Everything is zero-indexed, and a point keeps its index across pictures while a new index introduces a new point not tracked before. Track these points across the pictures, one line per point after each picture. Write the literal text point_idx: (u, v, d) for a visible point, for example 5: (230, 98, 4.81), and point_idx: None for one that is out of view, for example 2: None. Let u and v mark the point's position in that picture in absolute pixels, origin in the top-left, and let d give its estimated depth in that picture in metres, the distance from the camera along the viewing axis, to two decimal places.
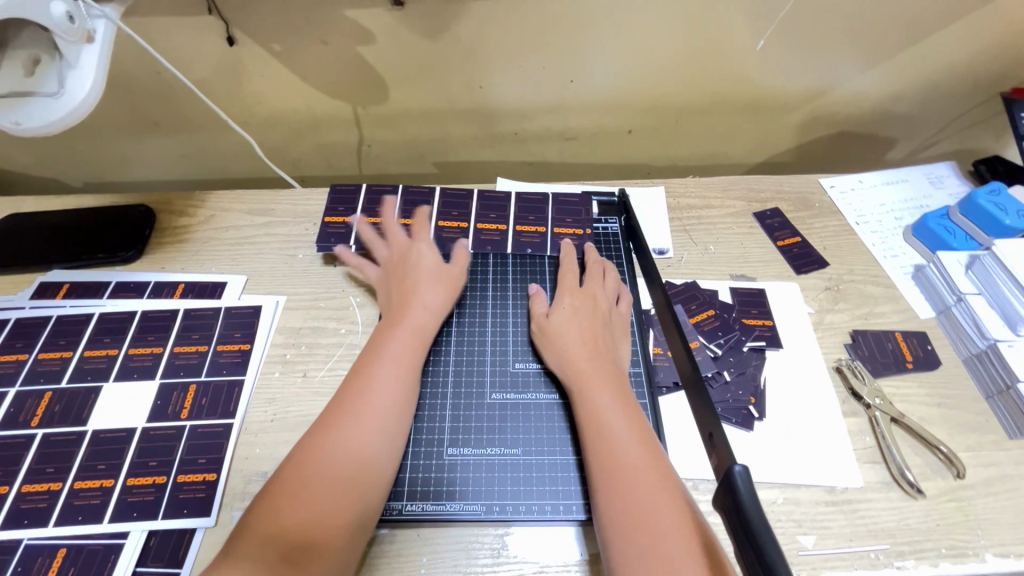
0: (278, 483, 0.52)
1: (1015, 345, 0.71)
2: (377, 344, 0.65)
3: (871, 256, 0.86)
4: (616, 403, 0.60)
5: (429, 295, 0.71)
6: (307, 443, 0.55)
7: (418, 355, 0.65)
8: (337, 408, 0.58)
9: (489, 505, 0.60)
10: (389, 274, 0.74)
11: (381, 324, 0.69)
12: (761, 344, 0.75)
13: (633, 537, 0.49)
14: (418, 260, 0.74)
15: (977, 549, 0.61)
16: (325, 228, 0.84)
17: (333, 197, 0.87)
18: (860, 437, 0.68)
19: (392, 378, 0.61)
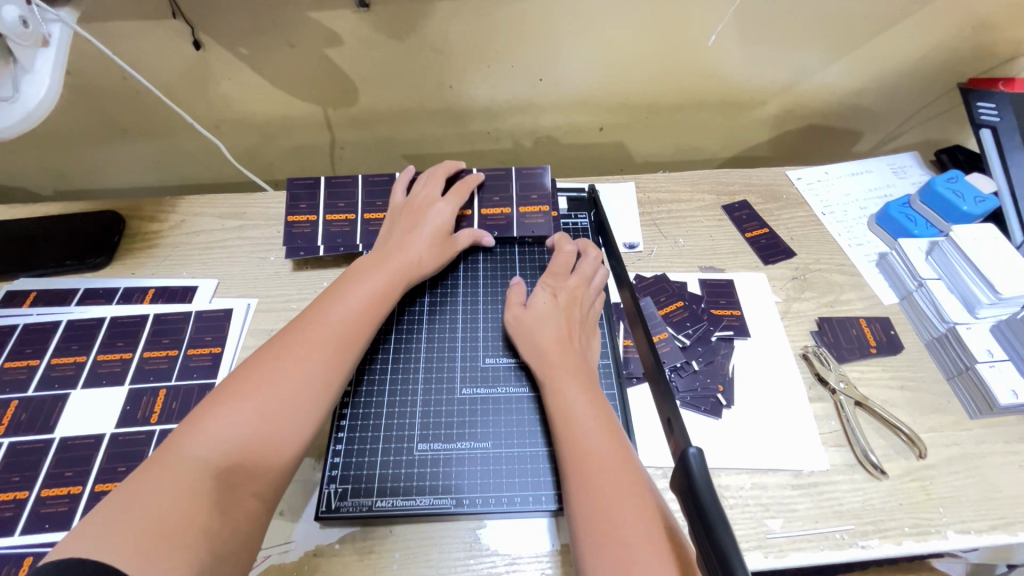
0: (234, 378, 0.53)
1: (973, 327, 0.73)
2: (351, 273, 0.68)
3: (837, 245, 0.88)
4: (587, 390, 0.61)
5: (423, 246, 0.73)
6: (272, 346, 0.57)
7: (393, 289, 0.67)
8: (306, 319, 0.60)
9: (459, 498, 0.60)
10: (397, 218, 0.76)
11: (371, 254, 0.71)
12: (729, 333, 0.77)
13: (596, 521, 0.50)
14: (433, 217, 0.76)
15: (939, 527, 0.62)
16: (290, 228, 0.82)
17: (294, 193, 0.85)
18: (826, 421, 0.70)
19: (357, 304, 0.63)
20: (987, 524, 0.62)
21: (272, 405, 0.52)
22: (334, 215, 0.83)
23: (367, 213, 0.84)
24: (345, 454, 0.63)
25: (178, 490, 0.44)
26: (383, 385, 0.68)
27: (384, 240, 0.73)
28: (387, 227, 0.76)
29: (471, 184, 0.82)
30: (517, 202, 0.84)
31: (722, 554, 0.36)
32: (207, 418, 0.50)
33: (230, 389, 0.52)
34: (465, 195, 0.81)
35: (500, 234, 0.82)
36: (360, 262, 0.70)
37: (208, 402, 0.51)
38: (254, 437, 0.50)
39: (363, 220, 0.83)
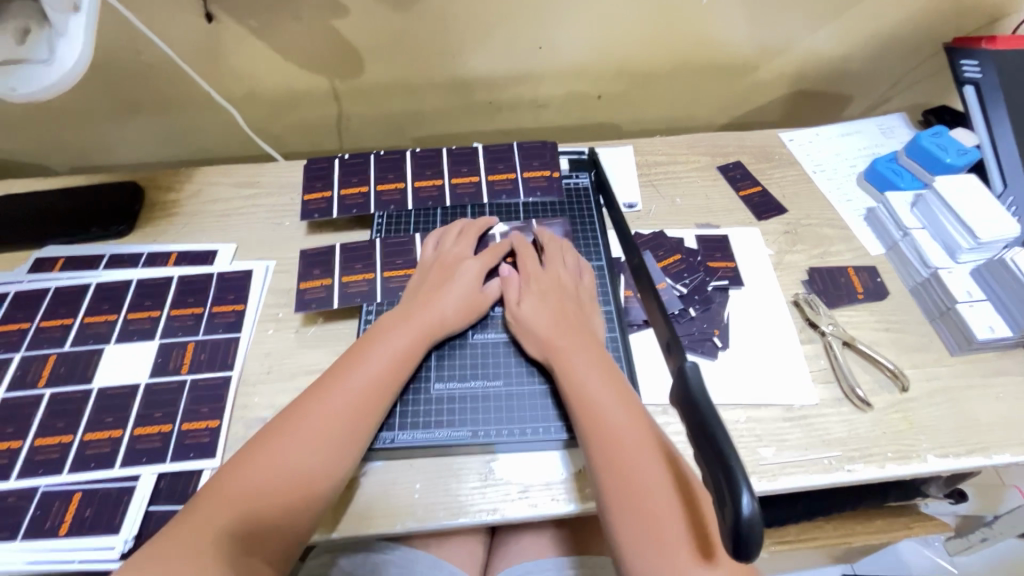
0: (257, 452, 0.57)
1: (954, 271, 0.77)
2: (375, 333, 0.67)
3: (827, 201, 0.92)
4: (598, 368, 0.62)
5: (449, 301, 0.70)
6: (293, 414, 0.60)
7: (411, 356, 0.66)
8: (326, 386, 0.62)
9: (474, 431, 0.65)
10: (426, 274, 0.74)
11: (394, 312, 0.70)
12: (725, 283, 0.81)
13: (628, 510, 0.53)
14: (462, 274, 0.72)
15: (920, 452, 0.67)
16: (305, 205, 0.84)
17: (310, 174, 0.86)
18: (815, 361, 0.74)
19: (370, 379, 0.63)
20: (965, 448, 0.67)
21: (285, 479, 0.55)
22: (351, 276, 0.78)
23: (378, 185, 0.84)
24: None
25: (192, 559, 0.49)
26: None
27: (410, 296, 0.72)
28: (416, 280, 0.74)
29: (506, 249, 0.77)
30: (522, 168, 0.87)
31: (716, 442, 0.41)
32: (230, 486, 0.54)
33: (253, 459, 0.56)
34: (499, 256, 0.76)
35: (507, 197, 0.84)
36: (383, 320, 0.69)
37: (233, 470, 0.56)
38: (268, 511, 0.54)
39: (383, 278, 0.78)
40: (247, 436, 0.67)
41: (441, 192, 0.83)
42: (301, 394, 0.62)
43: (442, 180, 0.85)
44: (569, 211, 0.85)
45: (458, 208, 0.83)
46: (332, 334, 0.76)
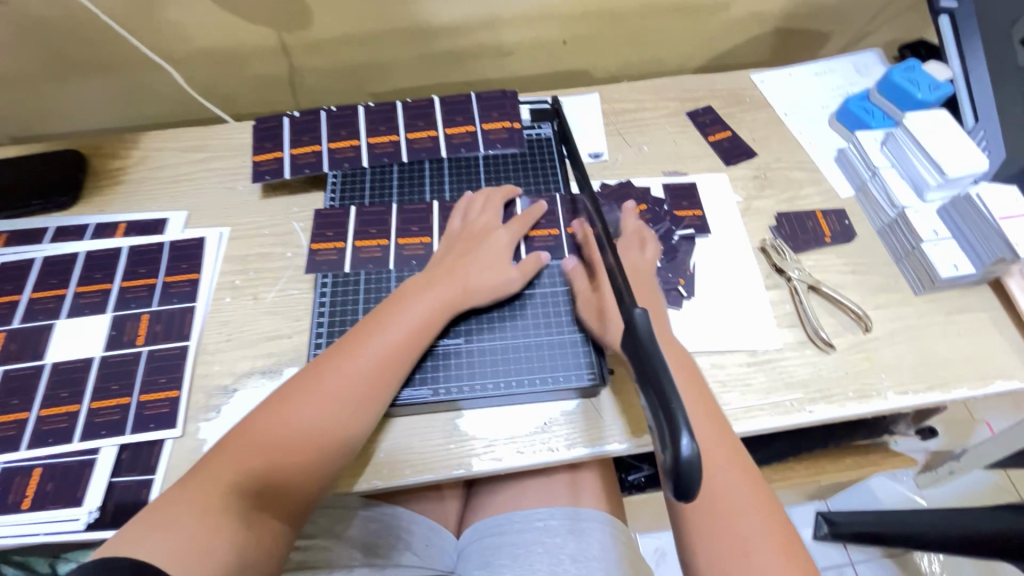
0: (276, 413, 0.58)
1: (921, 210, 0.76)
2: (397, 300, 0.66)
3: (798, 143, 0.90)
4: (676, 359, 0.63)
5: (473, 273, 0.68)
6: (314, 377, 0.60)
7: (430, 326, 0.65)
8: (346, 350, 0.62)
9: (435, 389, 0.65)
10: (454, 245, 0.72)
11: (418, 279, 0.69)
12: (691, 232, 0.80)
13: (711, 518, 0.53)
14: (490, 244, 0.71)
15: (879, 390, 0.68)
16: (255, 167, 0.80)
17: (258, 134, 0.82)
18: (780, 306, 0.74)
19: (388, 348, 0.63)
20: (924, 385, 0.68)
21: (303, 438, 0.57)
22: (365, 242, 0.75)
23: (331, 143, 0.81)
24: (326, 340, 0.69)
25: (206, 511, 0.51)
26: (357, 288, 0.72)
27: (436, 263, 0.71)
28: (442, 251, 0.72)
29: (536, 215, 0.75)
30: (481, 120, 0.83)
31: (661, 385, 0.41)
32: (248, 441, 0.56)
33: (271, 417, 0.58)
34: (528, 225, 0.74)
35: (466, 151, 0.81)
36: (407, 288, 0.68)
37: (250, 428, 0.57)
38: (284, 467, 0.55)
39: (397, 245, 0.75)
40: (209, 406, 0.67)
41: (397, 148, 0.80)
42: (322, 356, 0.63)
43: (398, 135, 0.81)
44: (530, 165, 0.82)
45: (416, 165, 0.80)
46: (291, 300, 0.74)
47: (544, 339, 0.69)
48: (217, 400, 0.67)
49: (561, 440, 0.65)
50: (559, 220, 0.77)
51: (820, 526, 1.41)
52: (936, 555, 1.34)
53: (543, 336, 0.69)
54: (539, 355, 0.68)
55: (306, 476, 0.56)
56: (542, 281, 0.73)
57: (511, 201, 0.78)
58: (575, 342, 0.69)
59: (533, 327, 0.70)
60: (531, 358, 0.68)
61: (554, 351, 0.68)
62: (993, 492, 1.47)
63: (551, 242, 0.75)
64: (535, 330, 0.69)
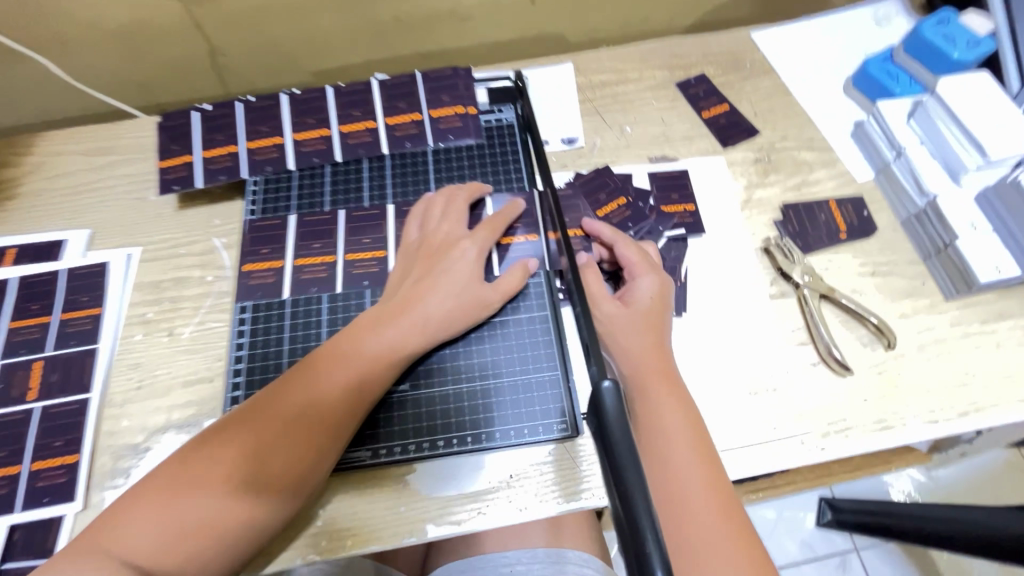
0: (192, 475, 0.47)
1: (955, 199, 0.64)
2: (347, 338, 0.54)
3: (807, 116, 0.76)
4: (680, 408, 0.51)
5: (434, 300, 0.55)
6: (239, 428, 0.49)
7: (384, 370, 0.53)
8: (284, 401, 0.50)
9: (375, 449, 0.55)
10: (412, 263, 0.59)
11: (372, 309, 0.56)
12: (681, 232, 0.67)
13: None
14: (455, 259, 0.57)
15: (904, 419, 0.57)
16: (162, 175, 0.67)
17: (164, 134, 0.69)
18: (788, 319, 0.63)
19: (333, 401, 0.50)
20: (956, 412, 0.58)
21: (225, 507, 0.46)
22: (308, 259, 0.62)
23: (251, 142, 0.68)
24: (245, 385, 0.57)
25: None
26: (283, 320, 0.60)
27: (393, 287, 0.58)
28: (399, 271, 0.59)
29: (509, 218, 0.62)
30: (428, 105, 0.70)
31: (626, 498, 0.31)
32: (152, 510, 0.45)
33: (182, 480, 0.46)
34: (500, 231, 0.61)
35: (412, 145, 0.68)
36: (358, 320, 0.56)
37: (161, 488, 0.46)
38: (204, 539, 0.45)
39: (346, 263, 0.62)
40: (116, 470, 0.57)
41: (329, 144, 0.67)
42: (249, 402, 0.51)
43: (330, 128, 0.68)
44: (488, 158, 0.69)
45: (353, 163, 0.67)
46: (213, 335, 0.63)
47: (503, 382, 0.58)
48: (126, 462, 0.57)
49: (530, 496, 0.54)
50: (539, 224, 0.64)
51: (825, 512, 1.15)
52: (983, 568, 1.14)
53: (503, 378, 0.58)
54: (499, 403, 0.57)
55: (233, 547, 0.46)
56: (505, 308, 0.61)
57: (482, 199, 0.65)
58: (543, 384, 0.58)
59: (492, 368, 0.58)
60: (489, 407, 0.57)
61: (517, 397, 0.57)
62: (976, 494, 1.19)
63: (529, 250, 0.63)
64: (494, 372, 0.58)
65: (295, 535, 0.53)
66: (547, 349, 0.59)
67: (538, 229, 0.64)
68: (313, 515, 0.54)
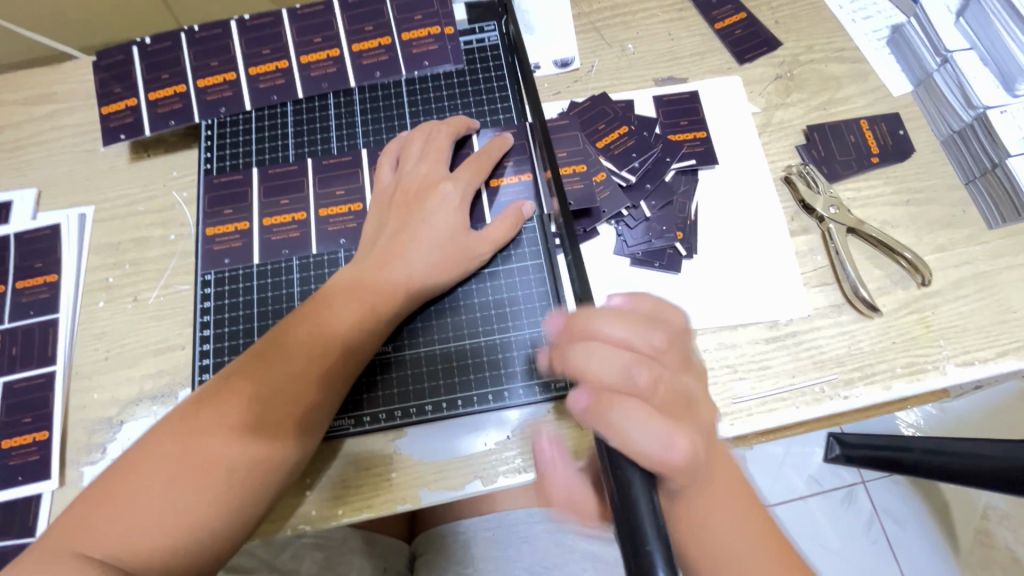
0: (162, 455, 0.42)
1: (1008, 111, 0.56)
2: (324, 300, 0.48)
3: (837, 22, 0.66)
4: (727, 495, 0.39)
5: (418, 254, 0.49)
6: (206, 411, 0.44)
7: (366, 336, 0.48)
8: (257, 374, 0.45)
9: (359, 417, 0.51)
10: (387, 211, 0.52)
11: (350, 268, 0.50)
12: (692, 163, 0.60)
13: None
14: (436, 206, 0.51)
15: (937, 362, 0.52)
16: (105, 123, 0.60)
17: (103, 75, 0.61)
18: (810, 258, 0.57)
19: (310, 373, 0.45)
20: (995, 351, 0.52)
21: (204, 496, 0.41)
22: (275, 218, 0.56)
23: (199, 80, 0.60)
24: (214, 353, 0.52)
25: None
26: (250, 282, 0.54)
27: (369, 240, 0.52)
28: (374, 221, 0.52)
29: (494, 154, 0.55)
30: (399, 26, 0.60)
31: (618, 468, 0.31)
32: (117, 514, 0.40)
33: (146, 476, 0.41)
34: (485, 171, 0.54)
35: (383, 75, 0.60)
36: (334, 280, 0.50)
37: (129, 472, 0.41)
38: (186, 536, 0.40)
39: (317, 219, 0.55)
40: (91, 446, 0.54)
41: (289, 77, 0.59)
42: (215, 378, 0.46)
43: (288, 60, 0.60)
44: (470, 87, 0.60)
45: (317, 98, 0.60)
46: (181, 299, 0.58)
47: (495, 340, 0.53)
48: (101, 437, 0.54)
49: (527, 457, 0.50)
50: (531, 160, 0.57)
51: (832, 447, 1.06)
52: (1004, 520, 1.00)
53: (494, 336, 0.53)
54: (490, 361, 0.53)
55: (219, 533, 0.42)
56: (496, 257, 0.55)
57: (465, 136, 0.57)
58: (538, 340, 0.53)
59: (481, 324, 0.53)
60: (480, 366, 0.52)
61: (510, 355, 0.53)
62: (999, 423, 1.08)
63: (521, 192, 0.56)
64: (483, 329, 0.53)
65: (284, 513, 0.49)
66: (542, 301, 0.54)
67: (529, 167, 0.56)
68: (300, 487, 0.50)
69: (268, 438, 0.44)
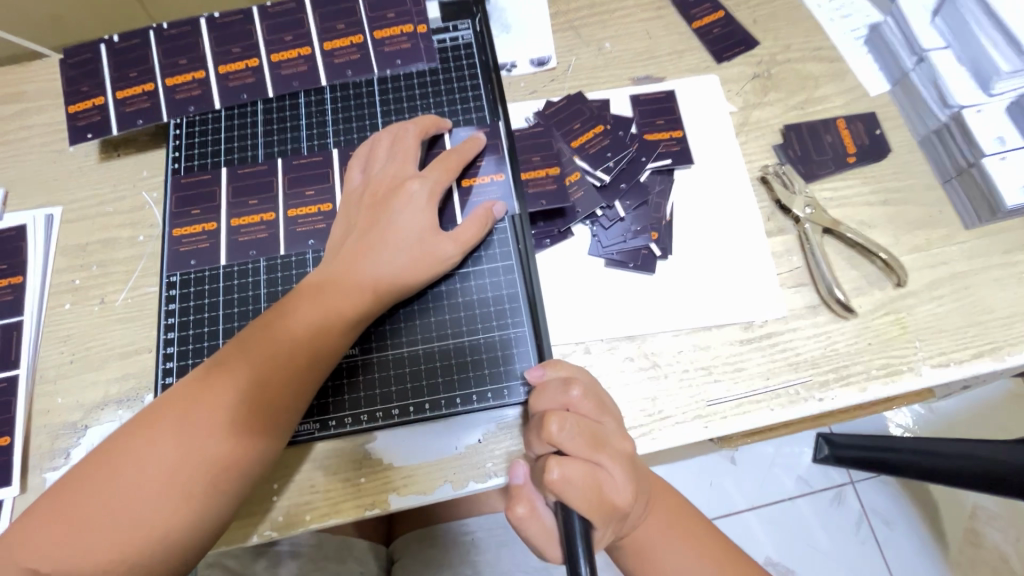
0: (120, 468, 0.41)
1: (983, 110, 0.56)
2: (289, 304, 0.47)
3: (814, 21, 0.65)
4: (674, 532, 0.44)
5: (385, 255, 0.48)
6: (164, 419, 0.43)
7: (333, 338, 0.47)
8: (218, 381, 0.44)
9: (324, 421, 0.50)
10: (355, 212, 0.51)
11: (317, 272, 0.49)
12: (667, 163, 0.59)
13: None
14: (405, 206, 0.50)
15: (912, 363, 0.52)
16: (71, 121, 0.59)
17: (70, 73, 0.60)
18: (786, 258, 0.56)
19: (274, 378, 0.44)
20: (971, 352, 0.52)
21: (164, 506, 0.40)
22: (244, 218, 0.55)
23: (168, 78, 0.59)
24: (179, 356, 0.51)
25: None
26: (216, 284, 0.53)
27: (336, 242, 0.51)
28: (342, 222, 0.52)
29: (466, 154, 0.54)
30: (371, 25, 0.60)
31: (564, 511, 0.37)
32: (72, 524, 0.39)
33: (101, 487, 0.40)
34: (456, 170, 0.53)
35: (355, 74, 0.59)
36: (300, 283, 0.49)
37: (85, 487, 0.40)
38: (143, 545, 0.40)
39: (286, 219, 0.55)
40: (55, 451, 0.53)
41: (259, 76, 0.59)
42: (175, 387, 0.45)
43: (258, 58, 0.59)
44: (443, 86, 0.59)
45: (288, 97, 0.59)
46: (150, 301, 0.57)
47: (465, 342, 0.52)
48: (65, 442, 0.53)
49: (497, 461, 0.50)
50: (503, 160, 0.56)
51: (821, 447, 1.05)
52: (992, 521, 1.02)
53: (465, 338, 0.52)
54: (459, 364, 0.52)
55: (185, 541, 0.41)
56: (470, 258, 0.54)
57: (436, 135, 0.56)
58: (508, 342, 0.52)
59: (451, 326, 0.52)
60: (449, 369, 0.51)
61: (480, 357, 0.52)
62: (987, 424, 1.08)
63: (493, 192, 0.55)
64: (454, 331, 0.52)
65: (249, 521, 0.48)
66: (513, 302, 0.53)
67: (501, 166, 0.56)
68: (267, 492, 0.49)
69: (228, 444, 0.43)
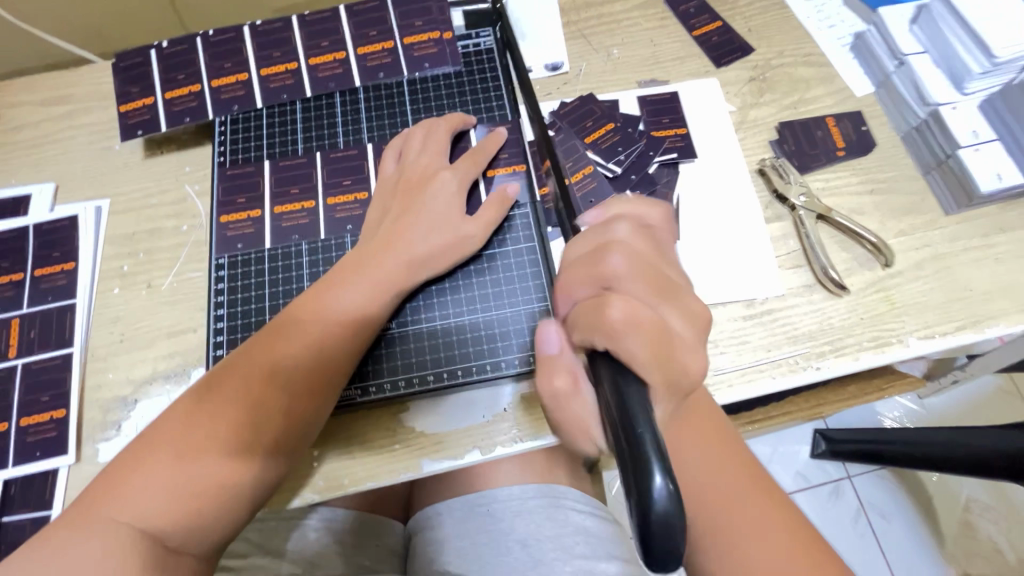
0: (188, 427, 0.45)
1: (957, 108, 0.62)
2: (333, 280, 0.52)
3: (804, 30, 0.71)
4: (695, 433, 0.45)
5: (420, 235, 0.53)
6: (224, 384, 0.47)
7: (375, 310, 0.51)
8: (272, 348, 0.48)
9: (364, 388, 0.54)
10: (391, 197, 0.56)
11: (357, 251, 0.54)
12: (673, 157, 0.65)
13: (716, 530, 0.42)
14: (437, 191, 0.55)
15: (900, 336, 0.57)
16: (122, 120, 0.64)
17: (121, 75, 0.65)
18: (783, 242, 0.61)
19: (324, 345, 0.49)
20: (953, 325, 0.57)
21: (225, 465, 0.44)
22: (286, 206, 0.59)
23: (213, 80, 0.64)
24: (227, 332, 0.55)
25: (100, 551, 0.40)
26: (261, 266, 0.57)
27: (375, 225, 0.55)
28: (379, 208, 0.56)
29: (491, 146, 0.59)
30: (401, 32, 0.65)
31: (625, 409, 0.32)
32: (129, 492, 0.42)
33: (172, 445, 0.44)
34: (482, 162, 0.58)
35: (386, 76, 0.64)
36: (341, 262, 0.54)
37: (156, 445, 0.44)
38: (211, 497, 0.43)
39: (325, 207, 0.59)
40: (106, 422, 0.56)
41: (298, 78, 0.64)
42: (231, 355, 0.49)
43: (297, 62, 0.64)
44: (467, 87, 0.65)
45: (324, 97, 0.64)
46: (195, 284, 0.61)
47: (492, 317, 0.57)
48: (115, 415, 0.57)
49: (522, 428, 0.54)
50: (523, 153, 0.61)
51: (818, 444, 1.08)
52: (986, 513, 1.07)
53: (491, 313, 0.57)
54: (487, 336, 0.56)
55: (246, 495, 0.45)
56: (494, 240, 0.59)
57: (462, 131, 0.61)
58: (531, 317, 0.57)
59: (478, 302, 0.57)
60: (477, 341, 0.56)
61: (506, 330, 0.56)
62: (976, 415, 1.13)
63: (514, 181, 0.60)
64: (481, 307, 0.57)
65: (292, 484, 0.52)
66: (536, 280, 0.58)
67: (522, 158, 0.61)
68: (309, 458, 0.53)
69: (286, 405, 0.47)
